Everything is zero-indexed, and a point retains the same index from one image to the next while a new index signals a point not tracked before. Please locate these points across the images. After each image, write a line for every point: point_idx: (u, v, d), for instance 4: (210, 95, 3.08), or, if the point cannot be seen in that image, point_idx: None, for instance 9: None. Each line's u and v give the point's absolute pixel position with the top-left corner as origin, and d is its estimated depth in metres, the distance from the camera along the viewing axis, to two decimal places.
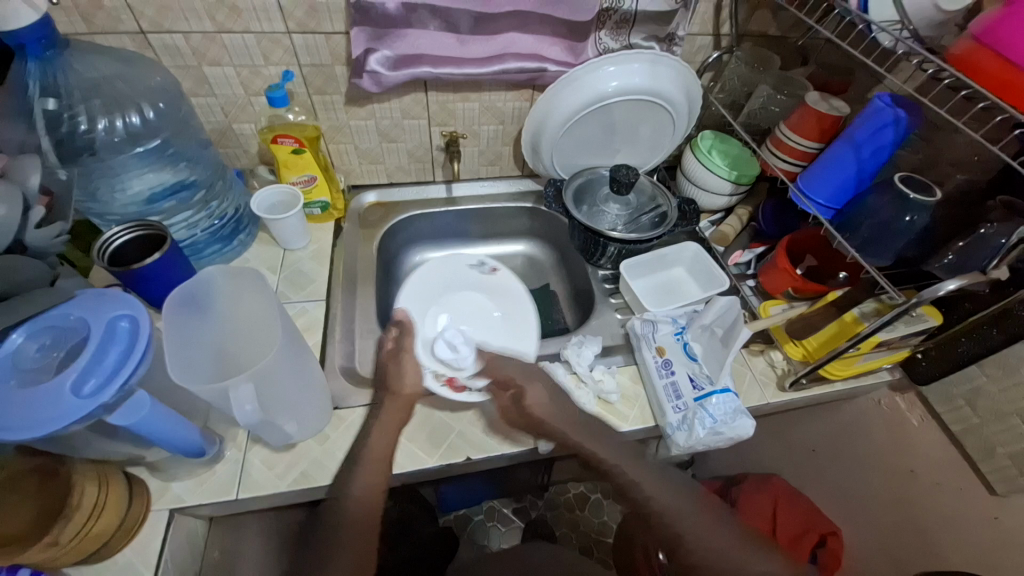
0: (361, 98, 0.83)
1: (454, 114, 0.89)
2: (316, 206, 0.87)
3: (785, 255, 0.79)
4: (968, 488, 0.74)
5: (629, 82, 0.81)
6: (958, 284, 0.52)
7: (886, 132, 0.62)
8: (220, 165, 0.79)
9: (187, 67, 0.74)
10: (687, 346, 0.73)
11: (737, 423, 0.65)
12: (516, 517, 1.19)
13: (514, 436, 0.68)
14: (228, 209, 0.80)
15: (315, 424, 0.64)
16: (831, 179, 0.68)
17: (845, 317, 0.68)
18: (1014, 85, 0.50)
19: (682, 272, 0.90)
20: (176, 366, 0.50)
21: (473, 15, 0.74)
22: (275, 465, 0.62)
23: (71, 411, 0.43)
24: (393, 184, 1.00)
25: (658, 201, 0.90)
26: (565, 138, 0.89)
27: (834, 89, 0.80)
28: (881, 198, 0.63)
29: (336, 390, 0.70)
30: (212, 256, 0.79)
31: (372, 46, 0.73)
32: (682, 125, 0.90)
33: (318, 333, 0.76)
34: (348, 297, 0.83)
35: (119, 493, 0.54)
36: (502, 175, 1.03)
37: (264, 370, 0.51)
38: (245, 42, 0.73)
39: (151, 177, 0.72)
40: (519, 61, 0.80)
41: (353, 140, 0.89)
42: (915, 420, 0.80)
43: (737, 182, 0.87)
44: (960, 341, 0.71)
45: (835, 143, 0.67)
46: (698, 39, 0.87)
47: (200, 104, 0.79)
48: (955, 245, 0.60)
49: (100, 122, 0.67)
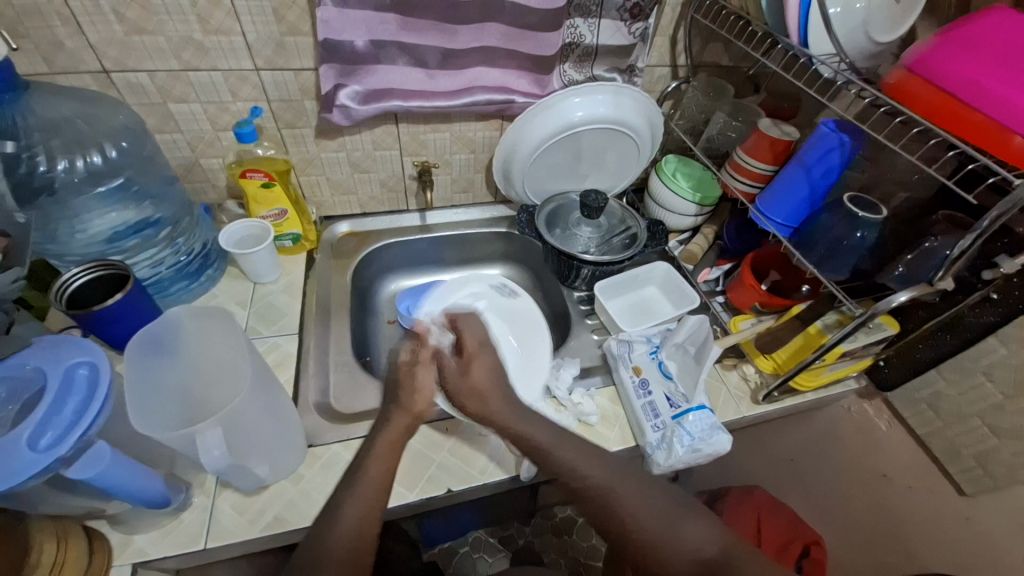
0: (332, 131, 0.84)
1: (425, 144, 0.90)
2: (288, 239, 0.86)
3: (750, 271, 0.82)
4: (938, 489, 0.76)
5: (593, 112, 0.84)
6: (908, 296, 0.55)
7: (833, 155, 0.67)
8: (187, 202, 0.78)
9: (152, 104, 0.74)
10: (662, 364, 0.74)
11: (715, 438, 0.66)
12: (503, 546, 1.17)
13: (496, 465, 0.68)
14: (196, 245, 0.78)
15: (288, 464, 0.62)
16: (787, 200, 0.71)
17: (809, 330, 0.71)
18: (946, 109, 0.54)
19: (654, 291, 0.92)
20: (139, 413, 0.48)
21: (440, 50, 0.76)
22: (247, 509, 0.60)
23: (24, 468, 0.41)
24: (367, 214, 1.00)
25: (627, 223, 0.93)
26: (535, 166, 0.91)
27: (784, 113, 0.85)
28: (834, 216, 0.67)
29: (311, 427, 0.68)
30: (178, 293, 0.77)
31: (341, 81, 0.75)
32: (647, 150, 0.94)
33: (291, 368, 0.74)
34: (322, 329, 0.81)
35: (79, 550, 0.51)
36: (475, 202, 1.04)
37: (233, 412, 0.50)
38: (213, 79, 0.73)
39: (114, 216, 0.69)
40: (487, 93, 0.82)
41: (324, 172, 0.90)
42: (883, 424, 0.83)
43: (701, 203, 0.90)
44: (918, 348, 0.75)
45: (788, 166, 0.71)
46: (657, 70, 0.92)
47: (166, 140, 0.78)
48: (904, 258, 0.63)
49: (59, 162, 0.66)
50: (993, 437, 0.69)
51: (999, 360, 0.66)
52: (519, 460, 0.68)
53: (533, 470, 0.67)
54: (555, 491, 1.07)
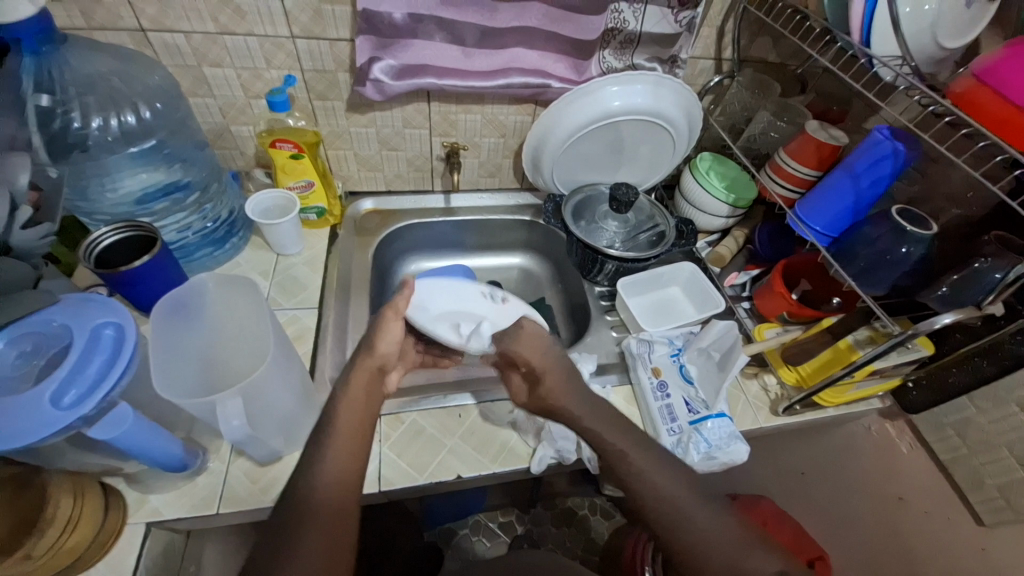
0: (363, 106, 0.82)
1: (455, 125, 0.88)
2: (313, 212, 0.86)
3: (781, 278, 0.79)
4: (957, 518, 0.74)
5: (631, 102, 0.81)
6: (954, 318, 0.53)
7: (884, 164, 0.63)
8: (217, 167, 0.78)
9: (186, 67, 0.73)
10: (683, 368, 0.73)
11: (732, 447, 0.65)
12: (502, 531, 1.18)
13: (506, 455, 0.67)
14: (222, 212, 0.78)
15: (302, 437, 0.62)
16: (830, 208, 0.68)
17: (839, 344, 0.69)
18: (1013, 123, 0.51)
19: (678, 292, 0.90)
20: (162, 377, 0.48)
21: (479, 28, 0.74)
22: (259, 479, 0.60)
23: (49, 423, 0.41)
24: (391, 192, 0.99)
25: (656, 220, 0.91)
26: (566, 154, 0.89)
27: (833, 117, 0.82)
28: (879, 228, 0.64)
29: (325, 402, 0.68)
30: (203, 258, 0.77)
31: (376, 54, 0.73)
32: (682, 146, 0.91)
33: (309, 342, 0.74)
34: (341, 305, 0.81)
35: (95, 506, 0.52)
36: (501, 188, 1.03)
37: (254, 383, 0.50)
38: (248, 44, 0.72)
39: (144, 177, 0.70)
40: (523, 76, 0.80)
41: (352, 146, 0.88)
42: (905, 447, 0.81)
43: (735, 205, 0.87)
44: (952, 372, 0.72)
45: (834, 172, 0.68)
46: (701, 62, 0.88)
47: (198, 104, 0.78)
48: (950, 278, 0.60)
49: (94, 120, 0.66)
50: (1020, 469, 0.66)
51: None
52: (530, 452, 0.68)
53: (543, 463, 0.66)
54: (560, 483, 1.06)
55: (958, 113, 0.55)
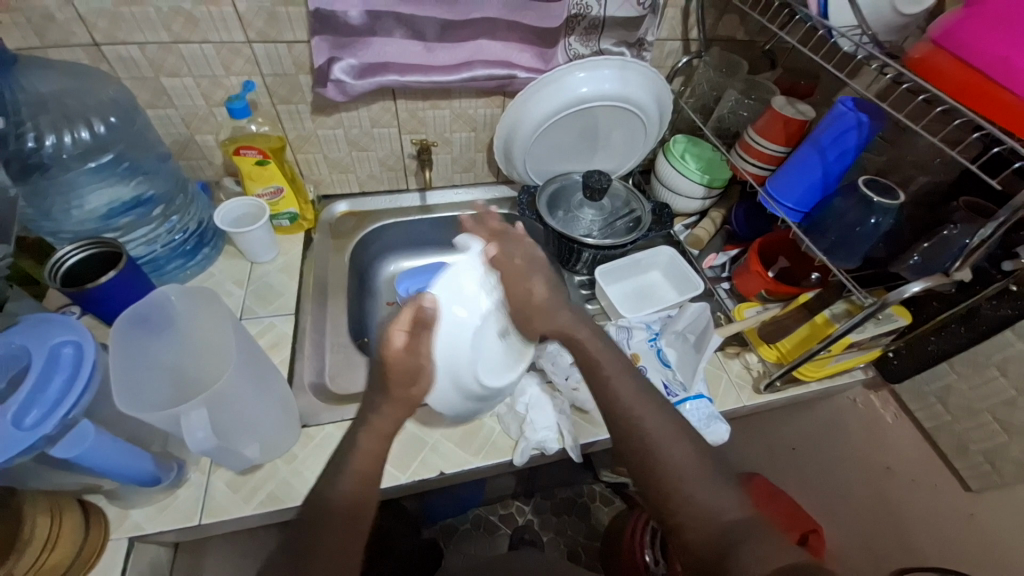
0: (328, 107, 0.81)
1: (424, 121, 0.88)
2: (285, 218, 0.85)
3: (757, 257, 0.79)
4: (943, 485, 0.75)
5: (598, 88, 0.81)
6: (923, 286, 0.53)
7: (849, 136, 0.62)
8: (181, 177, 0.77)
9: (144, 79, 0.72)
10: (661, 352, 0.72)
11: (713, 428, 0.65)
12: (503, 524, 1.18)
13: (490, 449, 0.67)
14: (191, 223, 0.77)
15: (281, 444, 0.62)
16: (798, 183, 0.68)
17: (816, 319, 0.70)
18: (975, 90, 0.50)
19: (657, 276, 0.90)
20: (127, 392, 0.48)
21: (439, 22, 0.73)
22: (240, 487, 0.60)
23: (11, 444, 0.41)
24: (366, 193, 0.98)
25: (632, 205, 0.91)
26: (537, 144, 0.88)
27: (801, 91, 0.80)
28: (846, 201, 0.63)
29: (306, 408, 0.68)
30: (174, 272, 0.76)
31: (335, 54, 0.72)
32: (653, 130, 0.90)
33: (285, 349, 0.73)
34: (319, 310, 0.81)
35: (74, 524, 0.52)
36: (477, 182, 1.02)
37: (218, 395, 0.49)
38: (203, 51, 0.71)
39: (108, 192, 0.69)
40: (487, 68, 0.79)
41: (322, 150, 0.88)
42: (890, 417, 0.82)
43: (709, 185, 0.87)
44: (930, 340, 0.73)
45: (802, 146, 0.67)
46: (668, 44, 0.87)
47: (159, 116, 0.77)
48: (921, 246, 0.60)
49: (48, 139, 0.65)
50: (1003, 433, 0.67)
51: (1013, 354, 0.64)
52: (513, 444, 0.68)
53: (526, 455, 0.67)
54: (555, 473, 1.07)
55: (919, 79, 0.55)
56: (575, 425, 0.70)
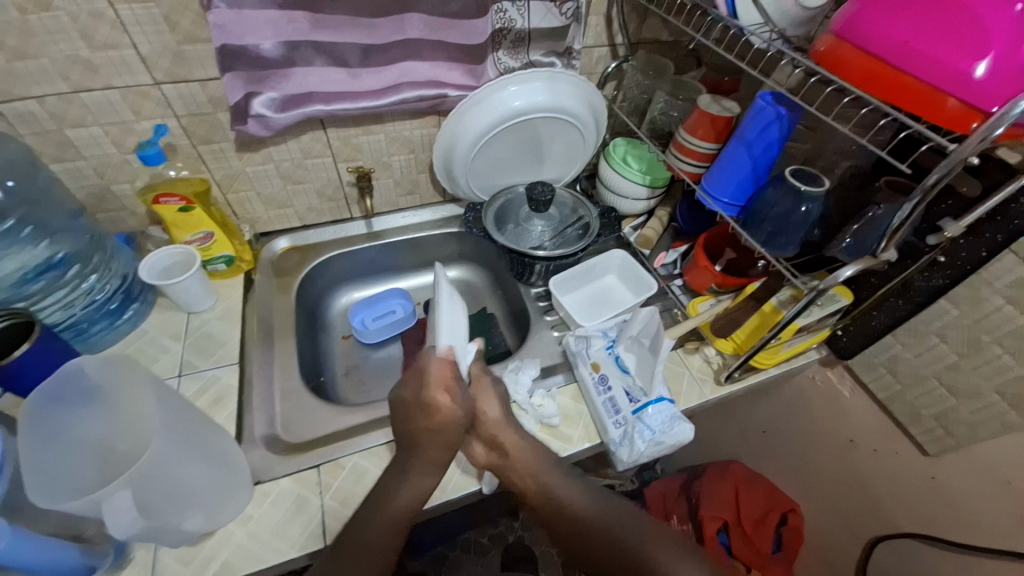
0: (254, 143, 0.78)
1: (359, 148, 0.85)
2: (220, 262, 0.80)
3: (704, 252, 0.80)
4: (903, 450, 0.78)
5: (531, 101, 0.81)
6: (855, 270, 0.55)
7: (772, 129, 0.63)
8: (98, 232, 0.72)
9: (46, 132, 0.67)
10: (619, 359, 0.71)
11: (677, 429, 0.64)
12: (493, 544, 1.15)
13: (457, 480, 0.65)
14: (112, 280, 0.72)
15: (233, 506, 0.58)
16: (731, 178, 0.69)
17: (765, 308, 0.70)
18: (877, 76, 0.52)
19: (613, 280, 0.91)
20: (43, 482, 0.44)
21: (360, 48, 0.71)
22: (192, 560, 0.56)
23: None
24: (308, 226, 0.94)
25: (579, 212, 0.91)
26: (478, 160, 0.87)
27: (726, 88, 0.81)
28: (778, 190, 0.64)
29: (258, 462, 0.64)
30: (101, 333, 0.71)
31: (252, 89, 0.69)
32: (592, 136, 0.91)
33: (232, 402, 0.69)
34: (266, 355, 0.77)
35: None
36: (424, 203, 1.00)
37: (140, 469, 0.45)
38: (109, 98, 0.66)
39: (15, 258, 0.63)
40: (416, 89, 0.78)
41: (254, 187, 0.84)
42: (847, 392, 0.84)
43: (652, 185, 0.88)
44: (872, 315, 0.75)
45: (730, 143, 0.68)
46: (595, 51, 0.88)
47: (67, 169, 0.71)
48: (851, 229, 0.62)
49: None
50: (950, 397, 0.69)
51: (952, 321, 0.67)
52: (481, 471, 0.66)
53: (495, 482, 0.64)
54: (536, 488, 1.05)
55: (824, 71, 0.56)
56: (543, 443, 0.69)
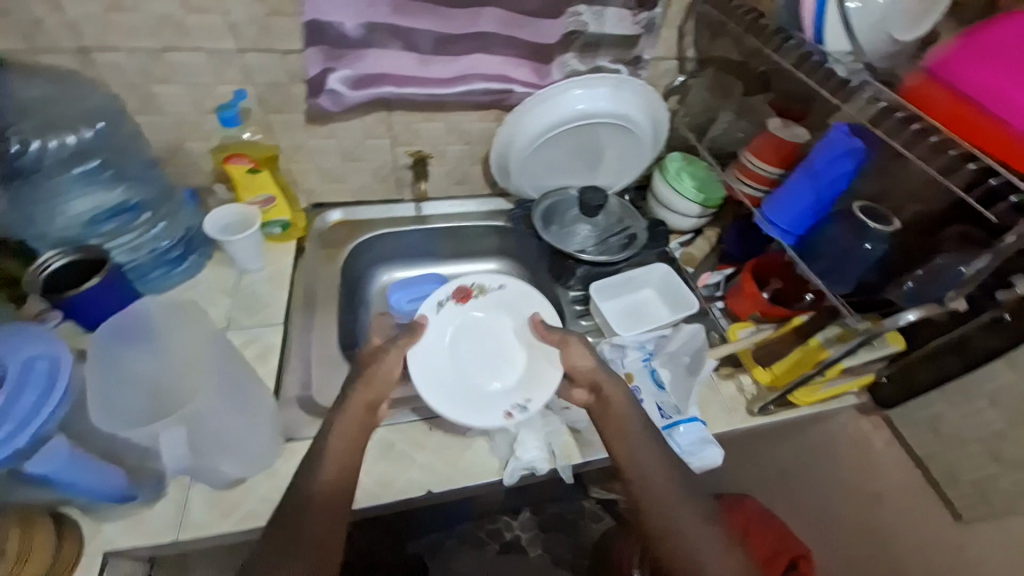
0: (321, 117, 0.80)
1: (419, 133, 0.87)
2: (277, 225, 0.83)
3: (751, 279, 0.79)
4: (933, 514, 0.75)
5: (593, 106, 0.81)
6: (917, 314, 0.54)
7: (841, 162, 0.62)
8: (168, 185, 0.75)
9: (134, 84, 0.70)
10: (654, 372, 0.72)
11: (705, 452, 0.64)
12: (490, 539, 1.16)
13: (477, 467, 0.66)
14: (178, 230, 0.75)
15: (263, 460, 0.60)
16: (793, 207, 0.66)
17: (809, 343, 0.69)
18: (965, 119, 0.52)
19: (651, 294, 0.89)
20: (105, 407, 0.47)
21: (434, 36, 0.73)
22: (218, 504, 0.58)
23: None
24: (359, 203, 0.96)
25: (626, 222, 0.91)
26: (532, 159, 0.88)
27: (793, 115, 0.77)
28: (839, 226, 0.63)
29: (290, 422, 0.66)
30: (159, 279, 0.75)
31: (329, 66, 0.72)
32: (649, 148, 0.90)
33: (272, 360, 0.71)
34: (306, 322, 0.80)
35: (45, 539, 0.51)
36: (472, 195, 1.01)
37: (192, 413, 0.48)
38: (195, 58, 0.70)
39: (94, 198, 0.68)
40: (483, 82, 0.78)
41: (315, 159, 0.86)
42: (880, 443, 0.81)
43: (704, 205, 0.88)
44: (918, 367, 0.72)
45: (795, 171, 0.66)
46: (663, 63, 0.87)
47: (148, 121, 0.75)
48: (915, 273, 0.60)
49: (32, 143, 0.63)
50: (993, 463, 0.68)
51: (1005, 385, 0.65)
52: (500, 464, 0.67)
53: (515, 476, 0.65)
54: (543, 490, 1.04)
55: (911, 108, 0.56)
56: (566, 445, 0.69)
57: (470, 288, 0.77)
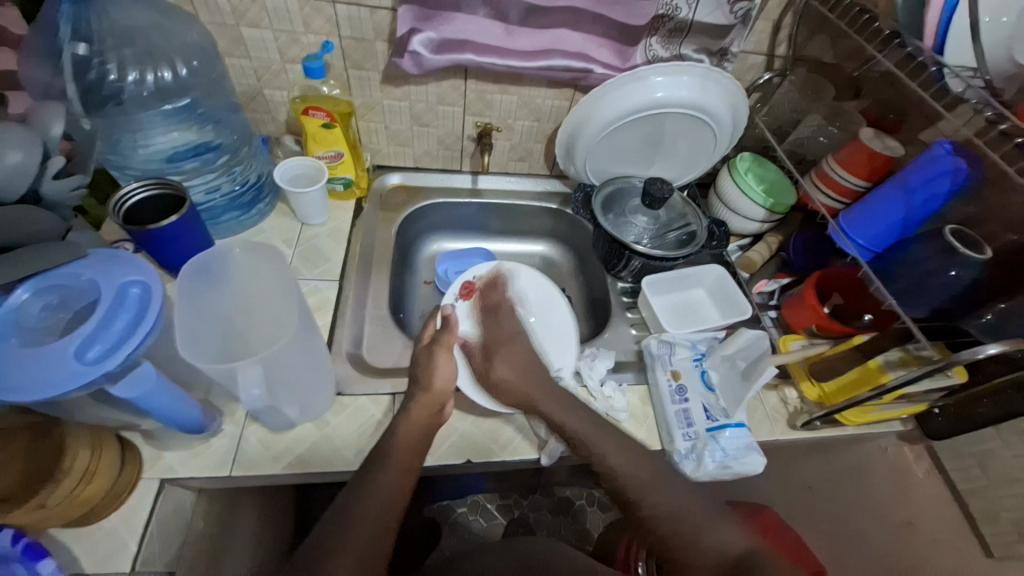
0: (398, 78, 0.80)
1: (490, 105, 0.86)
2: (339, 183, 0.84)
3: (813, 291, 0.77)
4: (965, 547, 0.76)
5: (674, 95, 0.79)
6: (997, 349, 0.52)
7: (942, 181, 0.61)
8: (248, 130, 0.77)
9: (225, 26, 0.71)
10: (704, 373, 0.71)
11: (749, 459, 0.64)
12: (499, 513, 1.16)
13: (517, 443, 0.67)
14: (251, 176, 0.77)
15: (317, 408, 0.63)
16: (877, 221, 0.65)
17: (868, 364, 0.68)
18: None
19: (702, 294, 0.88)
20: (184, 337, 0.49)
21: (523, 6, 0.71)
22: (272, 446, 0.61)
23: (75, 376, 0.41)
24: (419, 168, 0.97)
25: (688, 219, 0.89)
26: (601, 144, 0.86)
27: (887, 126, 0.76)
28: (927, 248, 0.61)
29: (342, 375, 0.68)
30: (228, 222, 0.77)
31: (417, 26, 0.71)
32: (723, 144, 0.88)
33: (329, 313, 0.74)
34: (362, 280, 0.81)
35: (110, 462, 0.53)
36: (530, 173, 1.00)
37: (273, 357, 0.51)
38: (287, 6, 0.70)
39: (176, 135, 0.69)
40: (565, 59, 0.77)
41: (385, 120, 0.87)
42: (921, 472, 0.81)
43: (771, 210, 0.85)
44: (982, 402, 0.71)
45: (885, 185, 0.66)
46: (751, 58, 0.83)
47: (233, 65, 0.76)
48: (997, 306, 0.59)
49: (130, 74, 0.65)
50: None
51: None
52: (540, 443, 0.67)
53: (554, 456, 0.66)
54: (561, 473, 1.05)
55: None
56: None
57: (473, 280, 0.78)
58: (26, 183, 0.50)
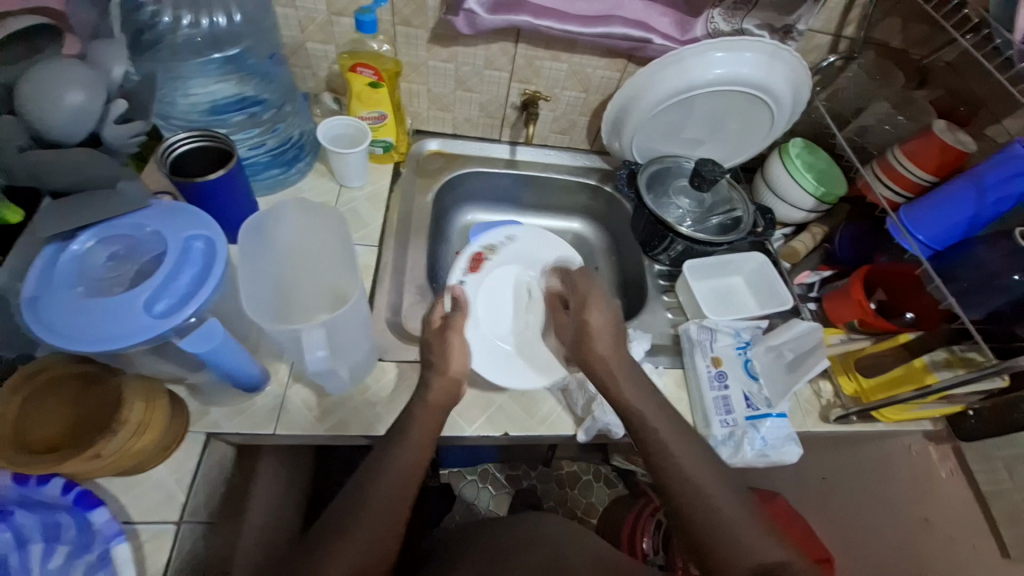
0: (447, 38, 0.77)
1: (539, 72, 0.83)
2: (380, 145, 0.81)
3: (861, 286, 0.75)
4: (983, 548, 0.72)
5: (735, 72, 0.75)
6: None
7: (1018, 181, 0.59)
8: (292, 86, 0.74)
9: None
10: (747, 362, 0.71)
11: (785, 448, 0.64)
12: (506, 482, 1.10)
13: (553, 420, 0.67)
14: (294, 132, 0.75)
15: (364, 370, 0.63)
16: (942, 220, 0.64)
17: (913, 363, 0.67)
18: None
19: (739, 282, 0.86)
20: (249, 298, 0.52)
21: None
22: (315, 408, 0.61)
23: (146, 328, 0.42)
24: (458, 135, 0.94)
25: (734, 204, 0.86)
26: (652, 120, 0.83)
27: (958, 118, 0.74)
28: (992, 250, 0.60)
29: (382, 342, 0.68)
30: (268, 180, 0.75)
31: None
32: (777, 127, 0.85)
33: (370, 278, 0.73)
34: (400, 247, 0.80)
35: (163, 415, 0.53)
36: (570, 146, 0.97)
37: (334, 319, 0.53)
38: None
39: (218, 87, 0.67)
40: (624, 27, 0.73)
41: (428, 82, 0.84)
42: (944, 472, 0.78)
43: (821, 199, 0.82)
44: (1020, 407, 0.70)
45: (955, 180, 0.64)
46: (817, 37, 0.79)
47: (280, 14, 0.73)
48: None
49: (184, 18, 0.64)
50: None
51: None
52: (576, 421, 0.67)
53: (590, 433, 0.66)
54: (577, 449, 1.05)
55: None
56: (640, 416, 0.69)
57: (481, 251, 0.75)
58: (85, 125, 0.48)
